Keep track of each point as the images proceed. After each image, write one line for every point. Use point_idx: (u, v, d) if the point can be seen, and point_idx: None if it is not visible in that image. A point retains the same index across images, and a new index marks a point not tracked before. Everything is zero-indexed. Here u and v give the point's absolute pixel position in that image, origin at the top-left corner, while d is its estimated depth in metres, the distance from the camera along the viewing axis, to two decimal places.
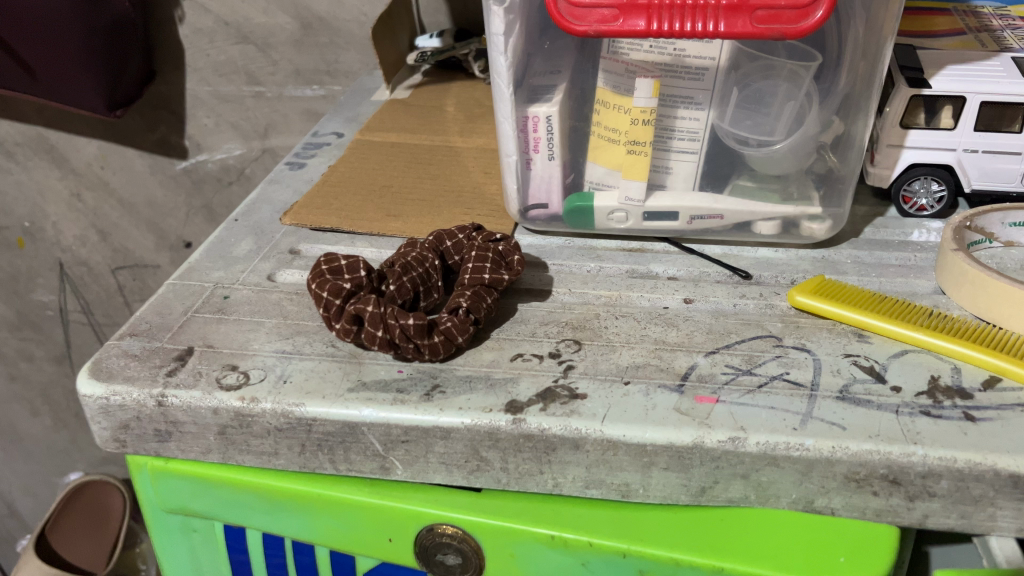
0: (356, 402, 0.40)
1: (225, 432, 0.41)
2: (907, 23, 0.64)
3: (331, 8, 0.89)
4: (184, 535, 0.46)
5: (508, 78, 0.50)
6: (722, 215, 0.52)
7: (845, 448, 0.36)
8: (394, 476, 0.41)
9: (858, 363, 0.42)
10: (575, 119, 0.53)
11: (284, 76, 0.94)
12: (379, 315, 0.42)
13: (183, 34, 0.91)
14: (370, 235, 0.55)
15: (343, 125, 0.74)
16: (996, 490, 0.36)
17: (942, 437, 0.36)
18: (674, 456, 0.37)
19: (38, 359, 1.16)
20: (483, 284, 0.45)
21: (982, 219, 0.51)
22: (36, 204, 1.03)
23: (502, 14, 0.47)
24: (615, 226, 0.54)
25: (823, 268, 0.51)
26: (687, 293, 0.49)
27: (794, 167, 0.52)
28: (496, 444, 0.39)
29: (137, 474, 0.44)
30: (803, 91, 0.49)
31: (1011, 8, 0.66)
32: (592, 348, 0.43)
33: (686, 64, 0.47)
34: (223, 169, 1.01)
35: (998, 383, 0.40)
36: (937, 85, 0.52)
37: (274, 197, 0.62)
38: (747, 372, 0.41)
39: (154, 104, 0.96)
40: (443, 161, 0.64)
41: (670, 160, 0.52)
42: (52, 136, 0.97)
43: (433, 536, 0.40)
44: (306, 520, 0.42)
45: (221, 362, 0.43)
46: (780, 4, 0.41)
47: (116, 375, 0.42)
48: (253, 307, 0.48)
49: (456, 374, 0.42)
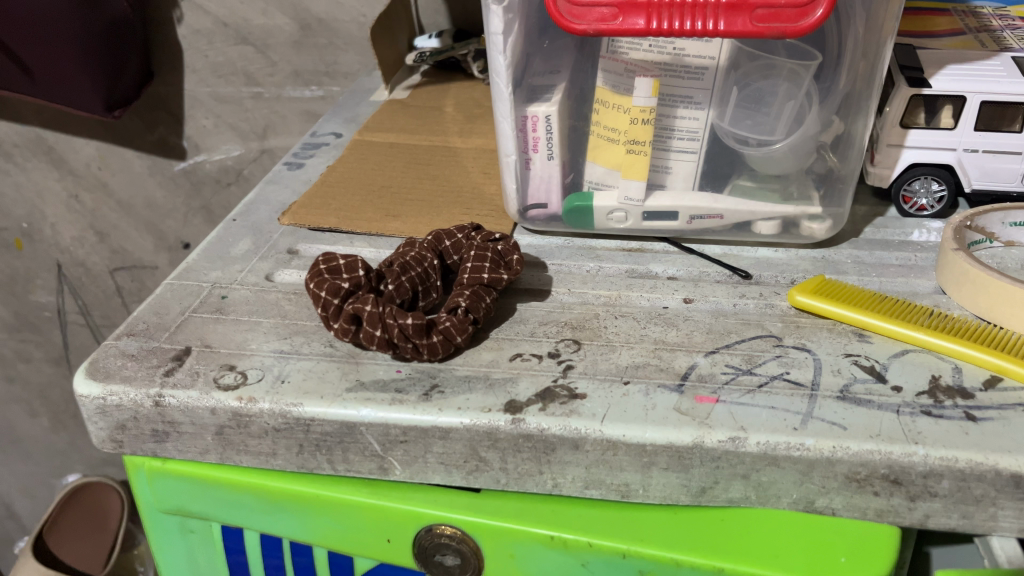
0: (354, 402, 0.39)
1: (223, 433, 0.41)
2: (908, 24, 0.64)
3: (330, 9, 0.88)
4: (181, 536, 0.45)
5: (507, 78, 0.50)
6: (722, 215, 0.52)
7: (846, 448, 0.36)
8: (392, 476, 0.41)
9: (858, 363, 0.42)
10: (574, 119, 0.53)
11: (283, 77, 0.94)
12: (377, 314, 0.41)
13: (182, 35, 0.90)
14: (368, 235, 0.55)
15: (342, 125, 0.74)
16: (997, 490, 0.36)
17: (943, 437, 0.36)
18: (674, 456, 0.37)
19: (36, 360, 1.15)
20: (483, 284, 0.45)
21: (982, 219, 0.51)
22: (34, 205, 1.03)
23: (501, 13, 0.47)
24: (614, 225, 0.54)
25: (823, 268, 0.51)
26: (687, 293, 0.49)
27: (794, 167, 0.52)
28: (495, 444, 0.39)
29: (134, 475, 0.44)
30: (803, 91, 0.49)
31: (1012, 8, 0.66)
32: (592, 348, 0.43)
33: (685, 64, 0.47)
34: (221, 170, 1.00)
35: (999, 383, 0.40)
36: (937, 85, 0.52)
37: (272, 197, 0.61)
38: (747, 372, 0.41)
39: (153, 105, 0.96)
40: (442, 161, 0.64)
41: (669, 159, 0.51)
42: (50, 136, 0.97)
43: (432, 536, 0.39)
44: (304, 521, 0.42)
45: (218, 362, 0.43)
46: (780, 2, 0.41)
47: (113, 375, 0.42)
48: (252, 306, 0.48)
49: (455, 374, 0.41)
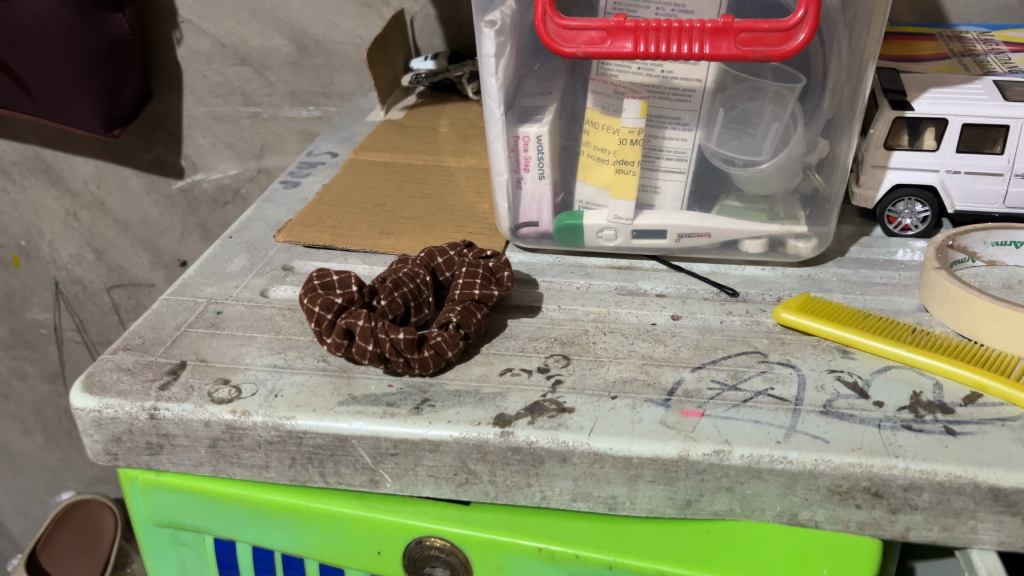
0: (346, 415, 0.40)
1: (217, 445, 0.41)
2: (893, 48, 0.65)
3: (327, 31, 0.89)
4: (173, 548, 0.46)
5: (499, 98, 0.51)
6: (709, 233, 0.53)
7: (828, 461, 0.37)
8: (383, 489, 0.42)
9: (842, 378, 0.42)
10: (565, 139, 0.54)
11: (280, 97, 0.95)
12: (369, 329, 0.42)
13: (181, 55, 0.92)
14: (362, 252, 0.56)
15: (338, 145, 0.75)
16: (977, 503, 0.36)
17: (923, 450, 0.37)
18: (660, 468, 0.38)
19: (32, 378, 1.16)
20: (473, 299, 0.46)
21: (964, 238, 0.52)
22: (32, 223, 1.04)
23: (493, 36, 0.48)
24: (604, 244, 0.55)
25: (808, 286, 0.52)
26: (675, 310, 0.49)
27: (780, 187, 0.53)
28: (485, 457, 0.39)
29: (128, 488, 0.44)
30: (789, 113, 0.50)
31: (997, 33, 0.67)
32: (580, 363, 0.44)
33: (673, 86, 0.48)
34: (218, 189, 1.01)
35: (979, 399, 0.40)
36: (920, 108, 0.54)
37: (268, 214, 0.62)
38: (733, 387, 0.42)
39: (151, 124, 0.97)
40: (436, 181, 0.65)
41: (658, 179, 0.53)
42: (49, 155, 0.98)
43: (422, 548, 0.40)
44: (295, 534, 0.42)
45: (213, 376, 0.43)
46: (764, 27, 0.42)
47: (109, 389, 0.42)
48: (246, 322, 0.48)
49: (446, 389, 0.42)
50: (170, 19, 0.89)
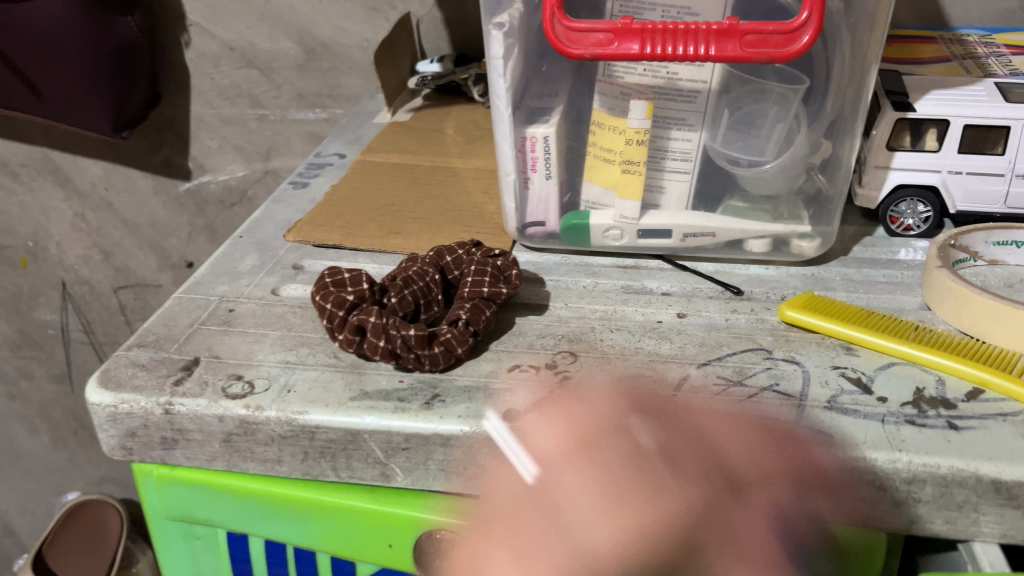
0: (357, 410, 0.41)
1: (230, 440, 0.42)
2: (895, 51, 0.66)
3: (334, 34, 0.90)
4: (185, 542, 0.47)
5: (507, 99, 0.52)
6: (714, 233, 0.54)
7: (833, 454, 0.37)
8: (394, 482, 0.42)
9: (845, 374, 0.43)
10: (573, 140, 0.55)
11: (287, 99, 0.95)
12: (381, 325, 0.43)
13: (189, 58, 0.93)
14: (371, 251, 0.57)
15: (345, 146, 0.76)
16: (979, 496, 0.37)
17: (926, 444, 0.38)
18: (668, 462, 0.39)
19: (38, 378, 1.17)
20: (483, 297, 0.46)
21: (966, 238, 0.52)
22: (40, 224, 1.05)
23: (501, 38, 0.49)
24: (610, 243, 0.55)
25: (812, 285, 0.53)
26: (681, 308, 0.50)
27: (784, 188, 0.54)
28: (494, 451, 0.40)
29: (142, 483, 0.45)
30: (792, 114, 0.51)
31: (998, 37, 0.68)
32: (588, 359, 0.45)
33: (679, 87, 0.49)
34: (225, 191, 1.02)
35: (981, 394, 0.41)
36: (922, 109, 0.54)
37: (278, 214, 0.63)
38: (738, 383, 0.42)
39: (159, 126, 0.98)
40: (443, 182, 0.66)
41: (663, 179, 0.53)
42: (57, 157, 0.99)
43: (431, 541, 0.41)
44: (306, 526, 0.43)
45: (226, 371, 0.44)
46: (769, 29, 0.43)
47: (124, 384, 0.43)
48: (258, 319, 0.49)
49: (456, 385, 0.43)
50: (179, 22, 0.90)
